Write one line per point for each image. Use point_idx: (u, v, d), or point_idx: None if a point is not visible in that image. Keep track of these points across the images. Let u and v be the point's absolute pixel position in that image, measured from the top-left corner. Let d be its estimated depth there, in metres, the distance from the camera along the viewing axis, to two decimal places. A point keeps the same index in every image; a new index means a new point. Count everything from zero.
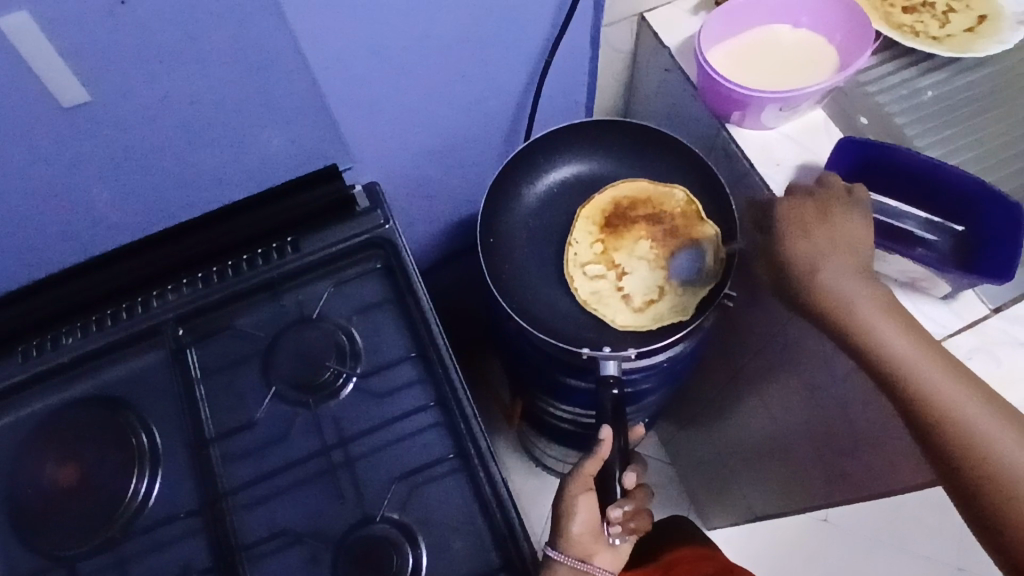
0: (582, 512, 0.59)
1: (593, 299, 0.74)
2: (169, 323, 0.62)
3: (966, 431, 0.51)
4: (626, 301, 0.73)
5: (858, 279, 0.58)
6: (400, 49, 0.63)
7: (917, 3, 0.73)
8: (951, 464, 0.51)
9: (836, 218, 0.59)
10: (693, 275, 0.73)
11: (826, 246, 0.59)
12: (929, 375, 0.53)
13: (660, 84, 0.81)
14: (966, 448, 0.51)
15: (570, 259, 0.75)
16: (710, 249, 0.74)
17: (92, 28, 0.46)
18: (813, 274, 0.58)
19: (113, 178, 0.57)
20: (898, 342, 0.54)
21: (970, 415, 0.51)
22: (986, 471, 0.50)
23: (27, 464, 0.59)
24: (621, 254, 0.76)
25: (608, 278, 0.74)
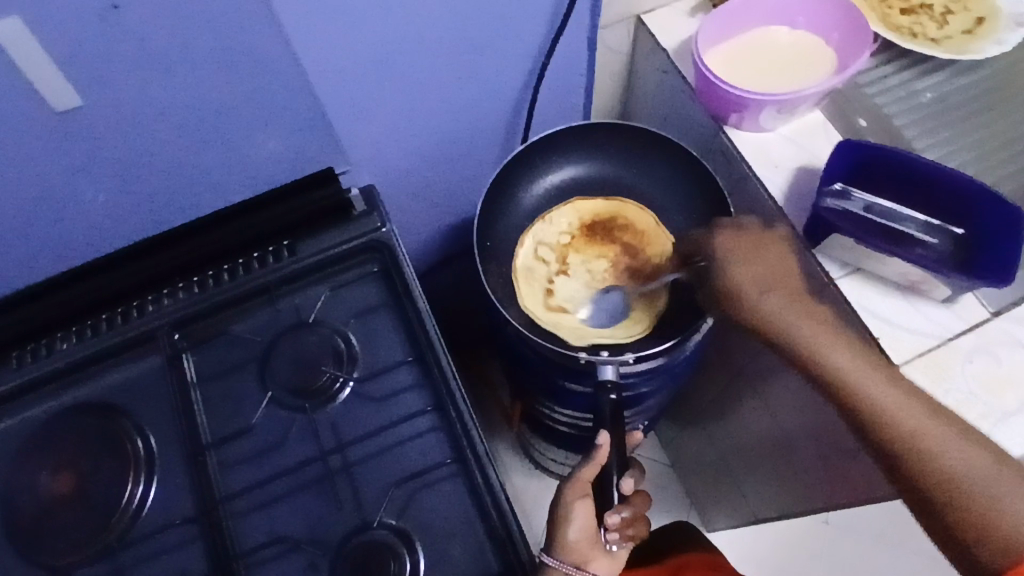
0: (579, 518, 0.58)
1: (520, 274, 0.76)
2: (164, 329, 0.62)
3: (906, 435, 0.52)
4: (545, 294, 0.75)
5: (790, 303, 0.60)
6: (395, 52, 0.62)
7: (915, 5, 0.73)
8: (901, 470, 0.52)
9: (764, 247, 0.63)
10: (608, 321, 0.74)
11: (761, 273, 0.61)
12: (866, 384, 0.54)
13: (658, 85, 0.81)
14: (912, 452, 0.51)
15: (533, 230, 0.78)
16: (650, 312, 0.74)
17: (84, 33, 0.46)
18: (751, 299, 0.61)
19: (108, 183, 0.57)
20: (835, 357, 0.56)
21: (911, 419, 0.52)
22: (933, 473, 0.51)
23: (24, 471, 0.59)
24: (579, 262, 0.77)
25: (548, 266, 0.77)
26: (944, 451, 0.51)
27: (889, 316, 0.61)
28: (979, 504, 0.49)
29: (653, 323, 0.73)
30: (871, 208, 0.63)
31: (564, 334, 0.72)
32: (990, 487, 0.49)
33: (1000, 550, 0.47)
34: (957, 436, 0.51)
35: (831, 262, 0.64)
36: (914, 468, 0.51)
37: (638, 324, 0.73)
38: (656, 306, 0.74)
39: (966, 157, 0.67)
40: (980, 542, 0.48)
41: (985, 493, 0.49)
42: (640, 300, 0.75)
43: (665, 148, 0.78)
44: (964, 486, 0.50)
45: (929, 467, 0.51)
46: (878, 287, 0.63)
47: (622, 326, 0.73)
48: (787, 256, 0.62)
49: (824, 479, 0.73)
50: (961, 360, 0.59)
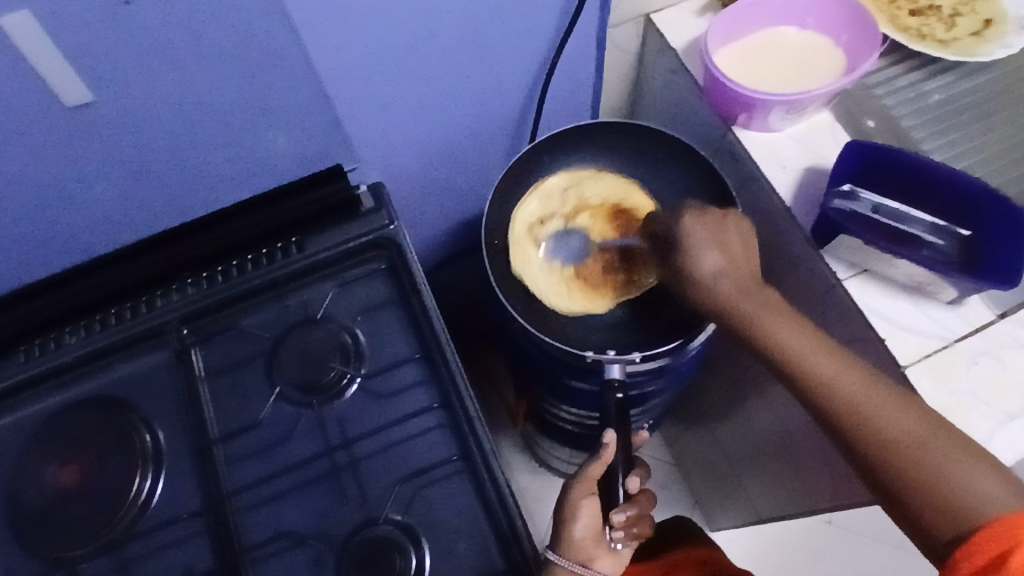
0: (585, 516, 0.58)
1: (541, 190, 0.78)
2: (173, 323, 0.62)
3: (852, 407, 0.53)
4: (539, 219, 0.76)
5: (748, 288, 0.60)
6: (405, 49, 0.62)
7: (923, 6, 0.73)
8: (854, 447, 0.53)
9: (728, 229, 0.63)
10: (544, 279, 0.74)
11: (724, 259, 0.61)
12: (816, 364, 0.55)
13: (666, 85, 0.81)
14: (863, 429, 0.52)
15: (581, 175, 0.78)
16: (585, 303, 0.73)
17: (94, 29, 0.46)
18: (708, 284, 0.60)
19: (117, 178, 0.57)
20: (783, 335, 0.56)
21: (861, 396, 0.53)
22: (885, 449, 0.51)
23: (32, 464, 0.59)
24: (584, 226, 0.76)
25: (561, 206, 0.77)
26: (894, 425, 0.52)
27: (894, 318, 0.61)
28: (928, 476, 0.49)
29: (574, 311, 0.73)
30: (877, 209, 0.63)
31: (511, 255, 0.74)
32: (938, 459, 0.50)
33: (950, 521, 0.48)
34: (907, 410, 0.52)
35: (838, 262, 0.64)
36: (867, 445, 0.52)
37: (568, 302, 0.73)
38: (594, 305, 0.73)
39: (973, 159, 0.66)
40: (931, 514, 0.49)
41: (934, 466, 0.50)
42: (591, 291, 0.73)
43: (672, 147, 0.78)
44: (913, 460, 0.50)
45: (880, 442, 0.52)
46: (884, 288, 0.63)
47: (553, 293, 0.73)
48: (749, 242, 0.63)
49: (825, 479, 0.73)
50: (967, 361, 0.59)
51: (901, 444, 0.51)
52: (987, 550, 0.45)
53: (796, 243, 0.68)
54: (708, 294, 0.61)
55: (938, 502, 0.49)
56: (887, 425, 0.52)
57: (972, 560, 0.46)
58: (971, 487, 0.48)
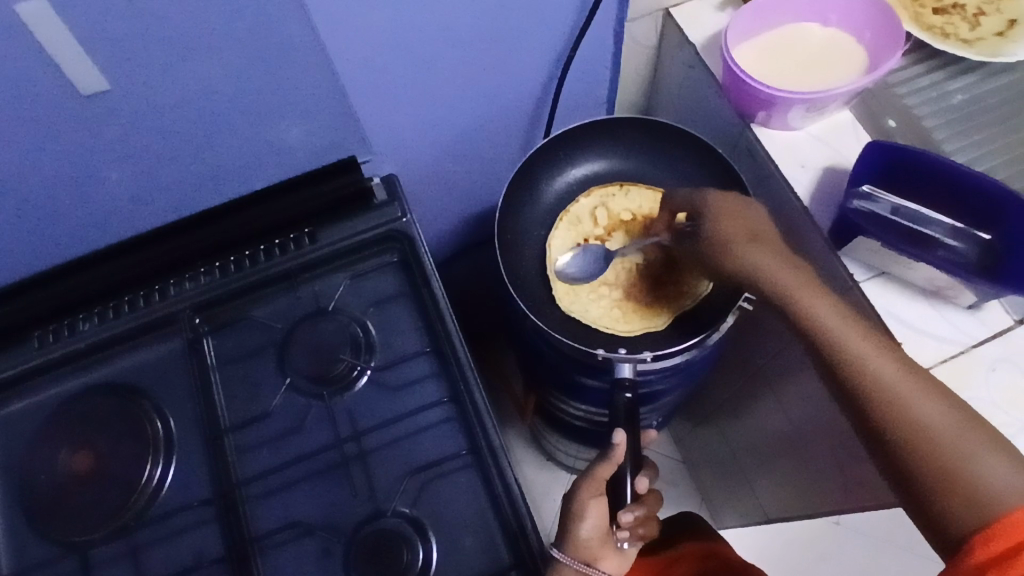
0: (593, 516, 0.59)
1: (567, 217, 0.77)
2: (186, 311, 0.62)
3: (874, 383, 0.51)
4: (574, 246, 0.76)
5: (778, 257, 0.59)
6: (421, 41, 0.62)
7: (948, 4, 0.71)
8: (873, 426, 0.51)
9: (754, 212, 0.62)
10: (597, 309, 0.73)
11: (750, 227, 0.61)
12: (843, 338, 0.53)
13: (684, 80, 0.80)
14: (886, 407, 0.50)
15: (607, 190, 0.78)
16: (645, 321, 0.72)
17: (110, 18, 0.46)
18: (738, 248, 0.60)
19: (131, 167, 0.57)
20: (811, 306, 0.55)
21: (889, 374, 0.51)
22: (904, 431, 0.49)
23: (45, 449, 0.59)
24: (621, 242, 0.76)
25: (594, 225, 0.77)
26: (920, 408, 0.50)
27: (913, 322, 0.61)
28: (947, 460, 0.48)
29: (634, 331, 0.72)
30: (897, 210, 0.62)
31: (555, 289, 0.74)
32: (961, 444, 0.48)
33: (969, 508, 0.46)
34: (932, 391, 0.50)
35: (856, 264, 0.64)
36: (887, 425, 0.50)
37: (626, 324, 0.72)
38: (653, 322, 0.72)
39: (995, 161, 0.65)
40: (948, 500, 0.47)
41: (956, 454, 0.48)
42: (645, 310, 0.73)
43: (687, 145, 0.77)
44: (936, 444, 0.48)
45: (901, 422, 0.50)
46: (904, 290, 0.62)
47: (608, 319, 0.73)
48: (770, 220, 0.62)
49: (835, 482, 0.73)
50: (983, 369, 0.58)
51: (925, 426, 0.49)
52: (1007, 538, 0.44)
53: (812, 243, 0.67)
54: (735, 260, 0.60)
55: (958, 488, 0.47)
56: (912, 406, 0.50)
57: (990, 546, 0.45)
58: (993, 477, 0.46)
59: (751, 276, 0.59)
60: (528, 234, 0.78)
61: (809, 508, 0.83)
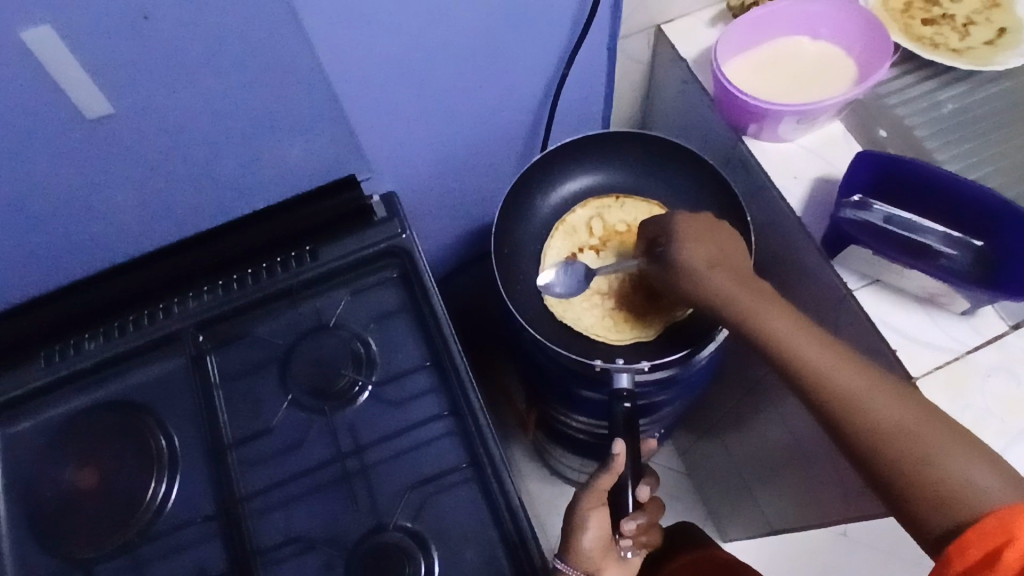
0: (594, 527, 0.60)
1: (563, 227, 0.78)
2: (188, 330, 0.63)
3: (841, 394, 0.52)
4: (570, 255, 0.77)
5: (739, 279, 0.59)
6: (419, 61, 0.64)
7: (937, 15, 0.72)
8: (845, 436, 0.52)
9: (719, 233, 0.63)
10: (589, 317, 0.74)
11: (714, 251, 0.61)
12: (805, 353, 0.54)
13: (677, 95, 0.81)
14: (855, 420, 0.51)
15: (603, 202, 0.79)
16: (635, 331, 0.73)
17: (116, 44, 0.47)
18: (699, 274, 0.60)
19: (134, 188, 0.58)
20: (773, 325, 0.56)
21: (856, 387, 0.52)
22: (876, 440, 0.51)
23: (51, 467, 0.60)
24: (617, 251, 0.76)
25: (589, 235, 0.78)
26: (888, 415, 0.51)
27: (906, 330, 0.61)
28: (921, 467, 0.49)
29: (624, 341, 0.72)
30: (890, 219, 0.62)
31: (547, 299, 0.75)
32: (931, 450, 0.49)
33: (947, 515, 0.47)
34: (897, 396, 0.52)
35: (849, 273, 0.64)
36: (859, 435, 0.51)
37: (617, 333, 0.73)
38: (644, 332, 0.73)
39: (987, 169, 0.66)
40: (925, 506, 0.48)
41: (926, 459, 0.49)
42: (637, 320, 0.73)
43: (680, 157, 0.78)
44: (904, 450, 0.50)
45: (871, 432, 0.51)
46: (897, 299, 0.62)
47: (600, 328, 0.73)
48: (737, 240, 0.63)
49: (837, 490, 0.73)
50: (979, 375, 0.58)
51: (895, 434, 0.50)
52: (981, 546, 0.45)
53: (807, 253, 0.67)
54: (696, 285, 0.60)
55: (934, 495, 0.48)
56: (880, 415, 0.51)
57: (966, 555, 0.45)
58: (965, 480, 0.48)
59: (712, 300, 0.59)
60: (526, 249, 0.79)
61: (813, 519, 0.83)
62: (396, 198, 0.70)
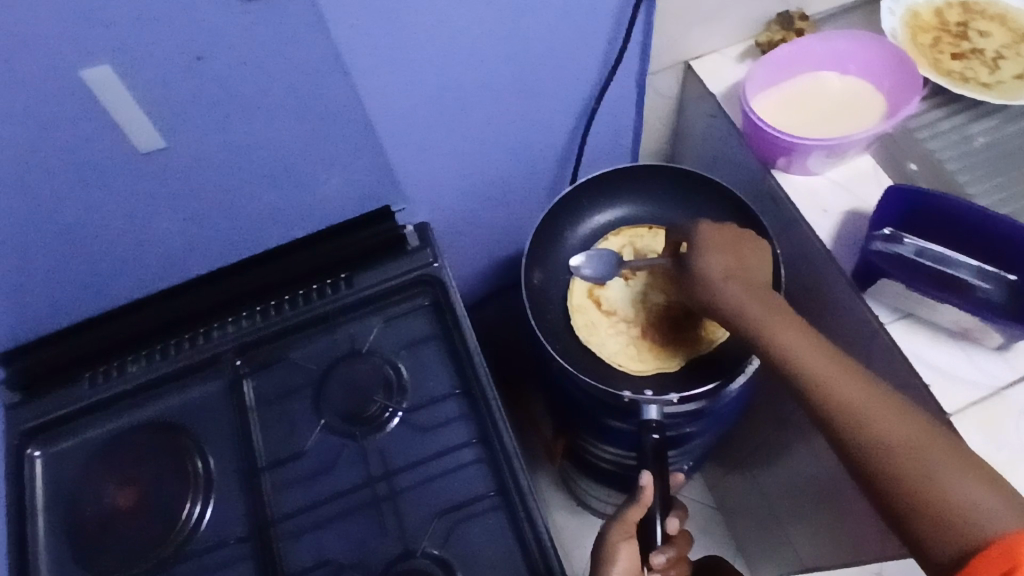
0: (623, 560, 0.59)
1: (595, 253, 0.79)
2: (228, 353, 0.65)
3: (847, 409, 0.53)
4: (599, 282, 0.78)
5: (751, 289, 0.61)
6: (453, 97, 0.66)
7: (966, 50, 0.73)
8: (853, 455, 0.52)
9: (739, 246, 0.65)
10: (612, 344, 0.74)
11: (732, 262, 0.64)
12: (814, 366, 0.55)
13: (705, 129, 0.82)
14: (859, 433, 0.52)
15: (635, 231, 0.80)
16: (658, 362, 0.73)
17: (170, 82, 0.50)
18: (717, 282, 0.62)
19: (181, 218, 0.61)
20: (783, 337, 0.57)
21: (859, 401, 0.53)
22: (884, 459, 0.51)
23: (91, 485, 0.62)
24: (645, 282, 0.77)
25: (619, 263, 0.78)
26: (895, 433, 0.51)
27: (940, 364, 0.60)
28: (929, 488, 0.49)
29: (646, 371, 0.72)
30: (922, 252, 0.62)
31: (572, 322, 0.76)
32: (938, 471, 0.49)
33: (949, 535, 0.47)
34: (904, 414, 0.52)
35: (881, 307, 0.64)
36: (868, 454, 0.51)
37: (639, 363, 0.73)
38: (666, 363, 0.73)
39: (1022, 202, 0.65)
40: (933, 528, 0.48)
41: (934, 480, 0.49)
42: (661, 351, 0.73)
43: (711, 190, 0.78)
44: (912, 470, 0.50)
45: (878, 450, 0.51)
46: (930, 333, 0.62)
47: (622, 355, 0.74)
48: (759, 250, 0.66)
49: (872, 529, 0.71)
50: (1015, 411, 0.58)
51: (902, 452, 0.50)
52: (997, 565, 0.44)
53: (838, 286, 0.67)
54: (713, 293, 0.62)
55: (942, 517, 0.48)
56: (883, 432, 0.51)
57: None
58: (971, 502, 0.47)
59: (726, 308, 0.61)
60: (555, 279, 0.80)
61: (846, 557, 0.81)
62: (431, 228, 0.72)
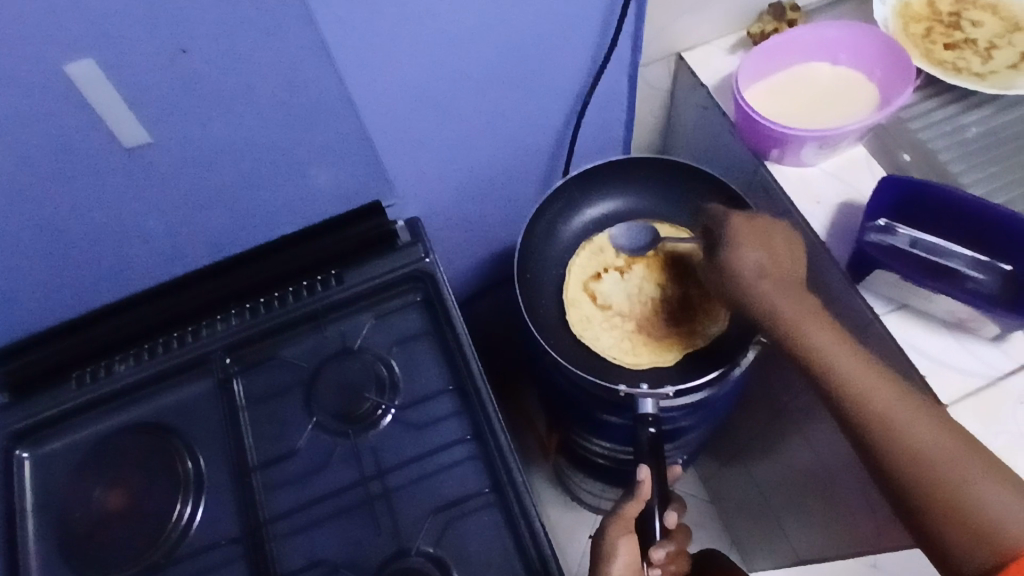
0: (623, 555, 0.59)
1: (590, 246, 0.79)
2: (217, 353, 0.64)
3: (878, 415, 0.53)
4: (593, 275, 0.77)
5: (787, 290, 0.60)
6: (444, 90, 0.65)
7: (959, 40, 0.73)
8: (881, 462, 0.52)
9: (773, 239, 0.63)
10: (607, 337, 0.74)
11: (767, 258, 0.61)
12: (847, 372, 0.55)
13: (697, 121, 0.82)
14: (887, 440, 0.52)
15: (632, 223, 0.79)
16: (652, 355, 0.72)
17: (155, 75, 0.49)
18: (748, 282, 0.61)
19: (168, 215, 0.60)
20: (820, 342, 0.56)
21: (889, 405, 0.53)
22: (912, 466, 0.51)
23: (79, 488, 0.61)
24: (641, 275, 0.77)
25: (615, 257, 0.78)
26: (925, 441, 0.51)
27: (935, 355, 0.60)
28: (958, 497, 0.49)
29: (640, 365, 0.72)
30: (916, 242, 0.64)
31: (567, 315, 0.75)
32: (965, 480, 0.49)
33: (972, 542, 0.48)
34: (933, 421, 0.52)
35: (876, 298, 0.64)
36: (897, 461, 0.51)
37: (634, 356, 0.72)
38: (661, 357, 0.72)
39: (1015, 192, 0.65)
40: (962, 537, 0.48)
41: (962, 489, 0.49)
42: (656, 345, 0.73)
43: (706, 181, 0.78)
44: (941, 479, 0.50)
45: (905, 455, 0.51)
46: (924, 323, 0.62)
47: (617, 349, 0.73)
48: (791, 241, 0.63)
49: (869, 521, 0.71)
50: (1010, 401, 0.57)
51: (931, 459, 0.50)
52: None
53: (832, 277, 0.67)
54: (746, 292, 0.61)
55: (971, 527, 0.48)
56: (911, 436, 0.51)
57: None
58: (1000, 512, 0.48)
59: (761, 307, 0.60)
60: (547, 273, 0.80)
61: (842, 550, 0.81)
62: (423, 223, 0.71)
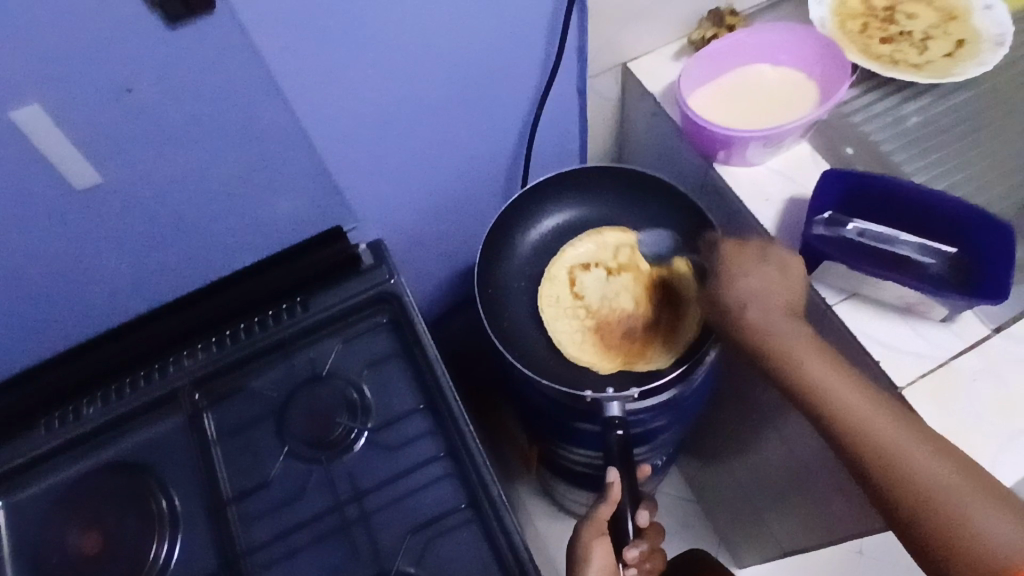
0: (598, 558, 0.59)
1: (594, 237, 0.79)
2: (185, 388, 0.64)
3: (871, 440, 0.54)
4: (583, 264, 0.78)
5: (779, 316, 0.61)
6: (397, 113, 0.66)
7: (894, 33, 0.75)
8: (876, 485, 0.54)
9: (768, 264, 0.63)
10: (564, 321, 0.76)
11: (760, 283, 0.62)
12: (841, 398, 0.56)
13: (648, 127, 0.84)
14: (881, 463, 0.53)
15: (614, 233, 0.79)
16: (594, 355, 0.74)
17: (103, 116, 0.50)
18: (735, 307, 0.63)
19: (125, 253, 0.60)
20: (812, 368, 0.57)
21: (883, 430, 0.54)
22: (906, 490, 0.52)
23: (51, 533, 0.60)
24: (625, 284, 0.77)
25: (611, 259, 0.78)
26: (920, 465, 0.52)
27: (889, 340, 0.62)
28: (952, 521, 0.50)
29: (579, 358, 0.74)
30: (864, 233, 0.64)
31: (541, 287, 0.78)
32: (959, 503, 0.50)
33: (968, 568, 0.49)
34: (928, 444, 0.53)
35: (828, 289, 0.65)
36: (891, 485, 0.53)
37: (578, 348, 0.74)
38: (600, 361, 0.74)
39: (956, 177, 0.67)
40: (956, 561, 0.50)
41: (956, 513, 0.50)
42: (604, 349, 0.74)
43: (660, 186, 0.79)
44: (936, 503, 0.51)
45: (899, 479, 0.52)
46: (876, 310, 0.63)
47: (567, 338, 0.75)
48: (787, 263, 0.63)
49: (844, 506, 0.73)
50: (964, 380, 0.59)
51: (924, 483, 0.51)
52: None
53: None
54: (738, 319, 0.62)
55: (964, 552, 0.49)
56: (907, 461, 0.52)
57: None
58: (992, 537, 0.49)
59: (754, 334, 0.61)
60: (511, 286, 0.80)
61: (823, 538, 0.82)
62: (385, 244, 0.72)
